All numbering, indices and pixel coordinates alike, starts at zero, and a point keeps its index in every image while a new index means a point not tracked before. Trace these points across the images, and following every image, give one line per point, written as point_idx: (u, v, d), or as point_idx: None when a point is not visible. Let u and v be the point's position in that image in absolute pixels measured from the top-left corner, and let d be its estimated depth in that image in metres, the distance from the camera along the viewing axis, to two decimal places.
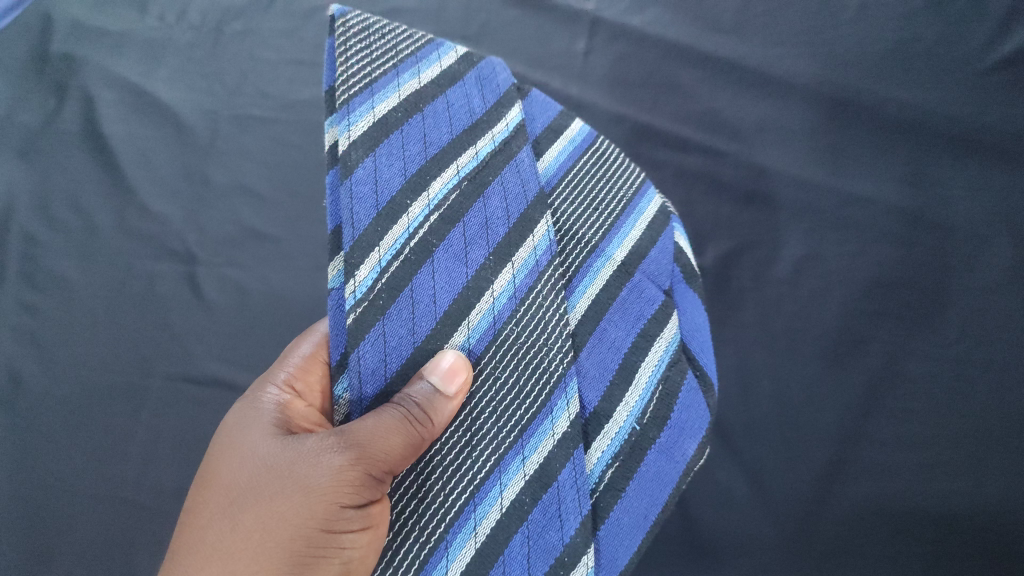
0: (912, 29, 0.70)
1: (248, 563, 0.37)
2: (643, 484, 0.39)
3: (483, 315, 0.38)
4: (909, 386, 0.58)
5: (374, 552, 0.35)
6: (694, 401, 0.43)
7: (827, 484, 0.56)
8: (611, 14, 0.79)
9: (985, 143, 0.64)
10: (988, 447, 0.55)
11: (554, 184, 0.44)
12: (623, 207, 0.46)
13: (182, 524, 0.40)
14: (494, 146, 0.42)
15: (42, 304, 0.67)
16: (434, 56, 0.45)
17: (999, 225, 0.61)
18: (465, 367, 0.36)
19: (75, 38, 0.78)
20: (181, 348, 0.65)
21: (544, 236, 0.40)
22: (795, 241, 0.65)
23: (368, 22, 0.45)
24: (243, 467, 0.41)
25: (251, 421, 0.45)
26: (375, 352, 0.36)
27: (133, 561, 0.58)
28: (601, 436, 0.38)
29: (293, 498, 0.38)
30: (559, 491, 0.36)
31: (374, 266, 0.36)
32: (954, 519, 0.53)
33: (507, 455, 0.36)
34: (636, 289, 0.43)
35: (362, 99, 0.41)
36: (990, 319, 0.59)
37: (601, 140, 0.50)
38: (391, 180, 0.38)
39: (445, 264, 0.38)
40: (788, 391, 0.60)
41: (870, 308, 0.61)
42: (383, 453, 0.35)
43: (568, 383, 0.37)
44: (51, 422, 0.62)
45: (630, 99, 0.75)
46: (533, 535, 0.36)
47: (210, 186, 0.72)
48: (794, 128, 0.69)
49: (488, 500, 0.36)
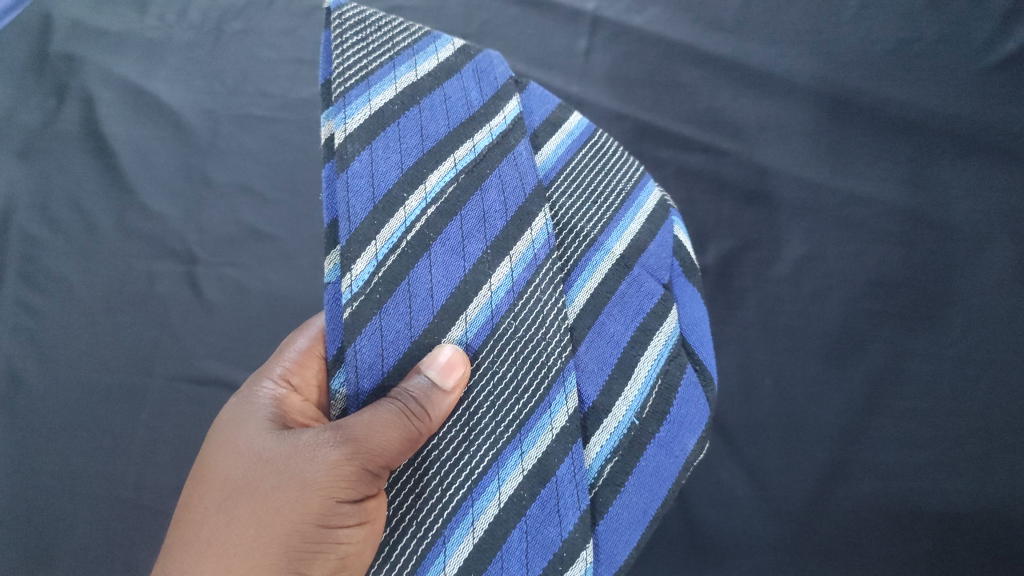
0: (912, 28, 0.70)
1: (243, 560, 0.36)
2: (643, 480, 0.39)
3: (480, 309, 0.37)
4: (911, 383, 0.57)
5: (370, 547, 0.35)
6: (694, 395, 0.42)
7: (830, 482, 0.55)
8: (611, 14, 0.79)
9: (987, 141, 0.64)
10: (991, 447, 0.54)
11: (551, 177, 0.44)
12: (622, 201, 0.46)
13: (176, 519, 0.40)
14: (492, 139, 0.41)
15: (41, 303, 0.67)
16: (431, 48, 0.45)
17: (1001, 224, 0.61)
18: (463, 361, 0.36)
19: (76, 38, 0.79)
20: (180, 348, 0.65)
21: (542, 229, 0.39)
22: (796, 240, 0.65)
23: (365, 14, 0.45)
24: (238, 462, 0.40)
25: (246, 416, 0.44)
26: (371, 346, 0.35)
27: (132, 561, 0.58)
28: (601, 431, 0.38)
29: (290, 492, 0.37)
30: (558, 486, 0.36)
31: (370, 260, 0.36)
32: (958, 519, 0.53)
33: (505, 450, 0.36)
34: (635, 282, 0.42)
35: (358, 91, 0.40)
36: (993, 318, 0.58)
37: (600, 134, 0.50)
38: (387, 173, 0.38)
39: (443, 257, 0.38)
40: (789, 390, 0.59)
41: (871, 306, 0.60)
42: (381, 448, 0.35)
43: (567, 377, 0.37)
44: (50, 422, 0.62)
45: (630, 98, 0.75)
46: (531, 530, 0.35)
47: (210, 185, 0.72)
48: (794, 126, 0.69)
49: (486, 495, 0.35)
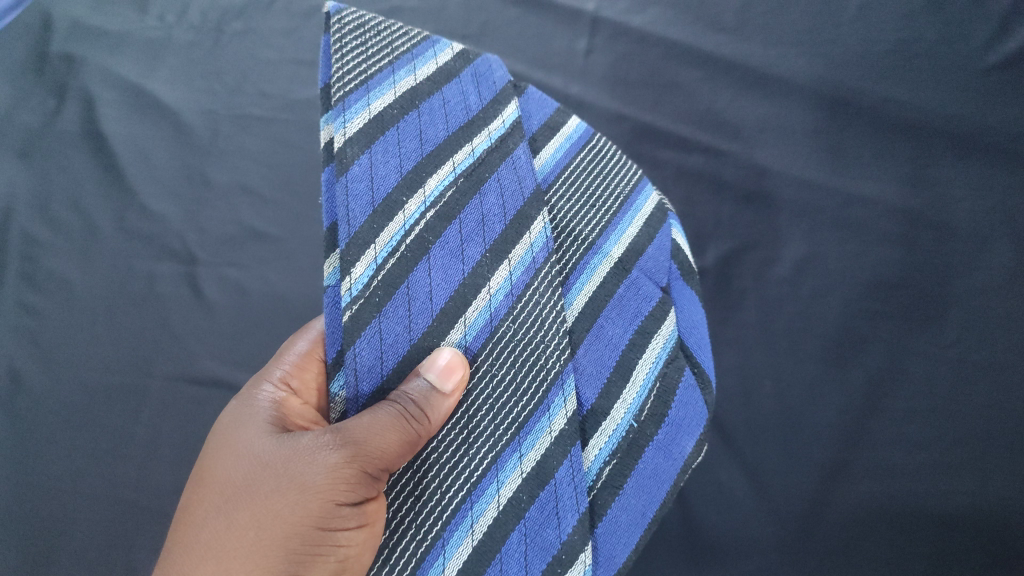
0: (912, 29, 0.70)
1: (243, 562, 0.37)
2: (641, 482, 0.39)
3: (480, 312, 0.38)
4: (909, 384, 0.58)
5: (370, 550, 0.35)
6: (693, 398, 0.42)
7: (828, 483, 0.56)
8: (610, 14, 0.79)
9: (986, 142, 0.64)
10: (989, 448, 0.54)
11: (550, 181, 0.44)
12: (621, 204, 0.46)
13: (177, 522, 0.40)
14: (491, 142, 0.42)
15: (42, 303, 0.67)
16: (430, 52, 0.45)
17: (1000, 225, 0.61)
18: (462, 364, 0.36)
19: (76, 38, 0.79)
20: (180, 348, 0.65)
21: (541, 232, 0.40)
22: (795, 241, 0.65)
23: (364, 19, 0.45)
24: (238, 465, 0.40)
25: (246, 419, 0.45)
26: (370, 349, 0.36)
27: (132, 560, 0.58)
28: (599, 433, 0.38)
29: (289, 495, 0.37)
30: (557, 488, 0.36)
31: (370, 264, 0.36)
32: (956, 520, 0.53)
33: (504, 452, 0.36)
34: (634, 285, 0.43)
35: (357, 95, 0.40)
36: (991, 320, 0.58)
37: (599, 137, 0.50)
38: (386, 176, 0.38)
39: (442, 261, 0.38)
40: (788, 391, 0.60)
41: (870, 307, 0.61)
42: (380, 451, 0.35)
43: (566, 380, 0.37)
44: (50, 422, 0.62)
45: (630, 99, 0.75)
46: (530, 532, 0.35)
47: (210, 186, 0.72)
48: (794, 127, 0.69)
49: (485, 498, 0.35)
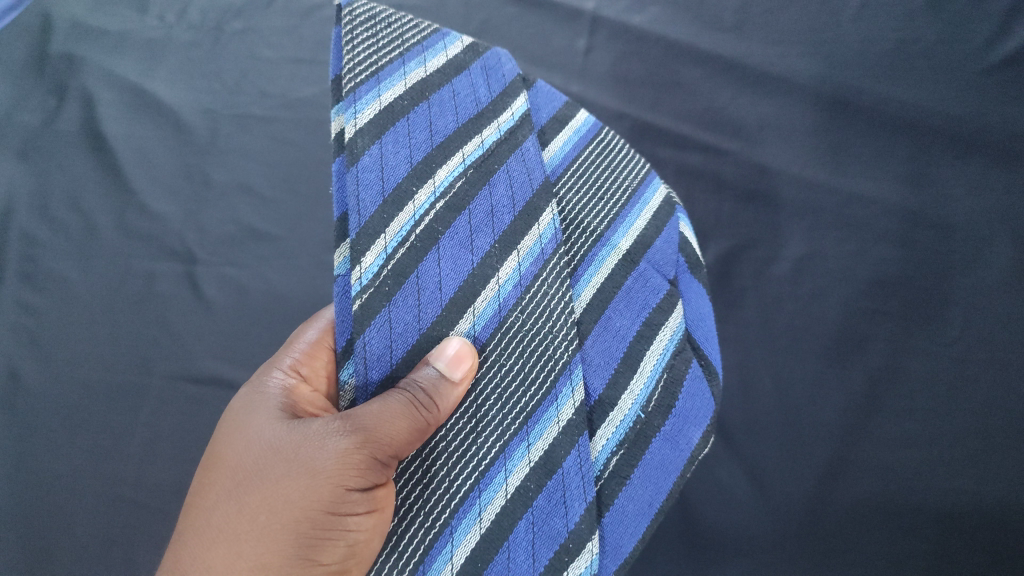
0: (910, 29, 0.70)
1: (253, 545, 0.37)
2: (648, 472, 0.39)
3: (488, 302, 0.38)
4: (911, 383, 0.58)
5: (379, 535, 0.35)
6: (699, 390, 0.42)
7: (830, 480, 0.56)
8: (610, 14, 0.80)
9: (986, 141, 0.64)
10: (989, 445, 0.55)
11: (558, 174, 0.44)
12: (628, 197, 0.47)
13: (188, 506, 0.40)
14: (500, 135, 0.42)
15: (40, 303, 0.67)
16: (440, 45, 0.45)
17: (1000, 223, 0.61)
18: (471, 353, 0.36)
19: (75, 37, 0.79)
20: (180, 347, 0.65)
21: (550, 224, 0.40)
22: (796, 239, 0.66)
23: (375, 12, 0.45)
24: (250, 450, 0.41)
25: (257, 405, 0.45)
26: (380, 338, 0.36)
27: (133, 559, 0.58)
28: (606, 424, 0.38)
29: (300, 479, 0.37)
30: (564, 477, 0.36)
31: (379, 253, 0.37)
32: (957, 518, 0.53)
33: (512, 441, 0.36)
34: (641, 278, 0.43)
35: (368, 86, 0.41)
36: (992, 318, 0.59)
37: (605, 132, 0.51)
38: (397, 167, 0.39)
39: (451, 251, 0.38)
40: (789, 388, 0.60)
41: (871, 306, 0.61)
42: (389, 438, 0.35)
43: (573, 370, 0.38)
44: (49, 422, 0.62)
45: (629, 99, 0.76)
46: (538, 521, 0.36)
47: (210, 184, 0.72)
48: (793, 126, 0.70)
49: (493, 486, 0.36)
